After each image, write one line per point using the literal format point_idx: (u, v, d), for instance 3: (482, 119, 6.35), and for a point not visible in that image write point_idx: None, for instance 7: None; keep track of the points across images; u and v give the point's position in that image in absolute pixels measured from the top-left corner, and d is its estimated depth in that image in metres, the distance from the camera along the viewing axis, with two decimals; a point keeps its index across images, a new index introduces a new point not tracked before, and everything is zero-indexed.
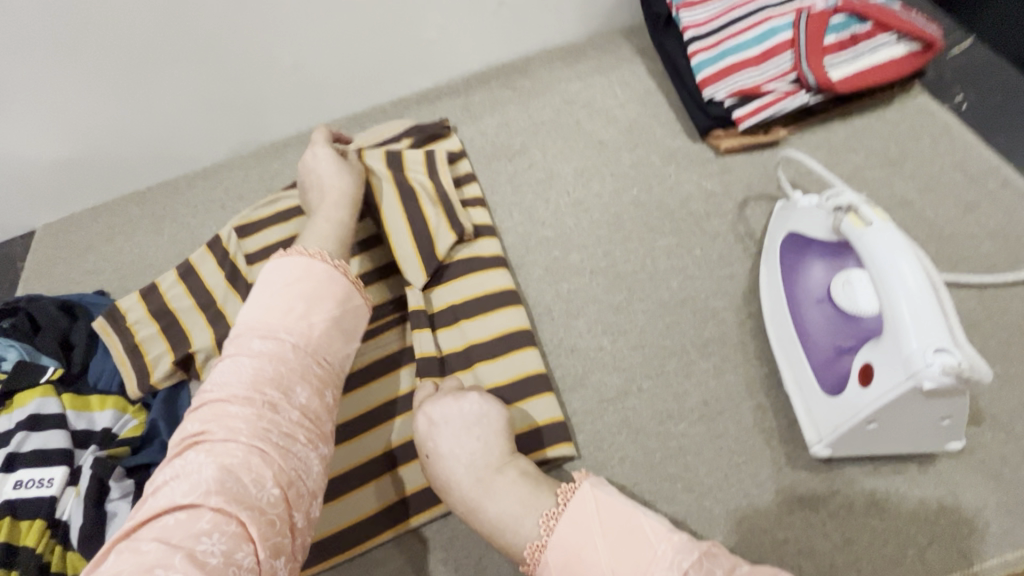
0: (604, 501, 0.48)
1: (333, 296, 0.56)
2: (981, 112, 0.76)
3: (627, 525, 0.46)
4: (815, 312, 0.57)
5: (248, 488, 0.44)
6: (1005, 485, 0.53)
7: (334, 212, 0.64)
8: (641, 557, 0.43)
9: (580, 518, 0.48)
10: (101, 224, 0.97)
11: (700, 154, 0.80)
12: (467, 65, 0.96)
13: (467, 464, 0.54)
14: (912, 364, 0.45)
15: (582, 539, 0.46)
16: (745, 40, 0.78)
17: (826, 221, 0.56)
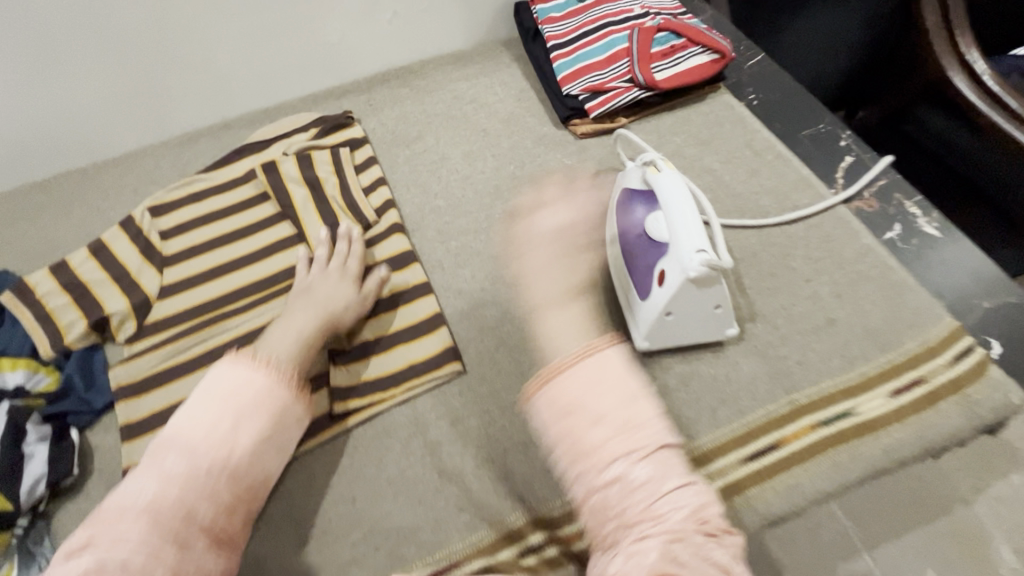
0: (620, 373, 0.49)
1: (269, 414, 0.61)
2: (764, 106, 1.00)
3: (641, 393, 0.49)
4: (637, 242, 0.73)
5: (182, 531, 0.53)
6: (770, 360, 0.73)
7: (301, 327, 0.71)
8: (644, 421, 0.47)
9: (602, 368, 0.48)
10: (1, 210, 0.99)
11: (563, 138, 0.98)
12: (368, 66, 1.10)
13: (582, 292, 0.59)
14: (682, 262, 0.64)
15: (596, 378, 0.48)
16: (593, 49, 0.99)
17: (640, 176, 0.75)
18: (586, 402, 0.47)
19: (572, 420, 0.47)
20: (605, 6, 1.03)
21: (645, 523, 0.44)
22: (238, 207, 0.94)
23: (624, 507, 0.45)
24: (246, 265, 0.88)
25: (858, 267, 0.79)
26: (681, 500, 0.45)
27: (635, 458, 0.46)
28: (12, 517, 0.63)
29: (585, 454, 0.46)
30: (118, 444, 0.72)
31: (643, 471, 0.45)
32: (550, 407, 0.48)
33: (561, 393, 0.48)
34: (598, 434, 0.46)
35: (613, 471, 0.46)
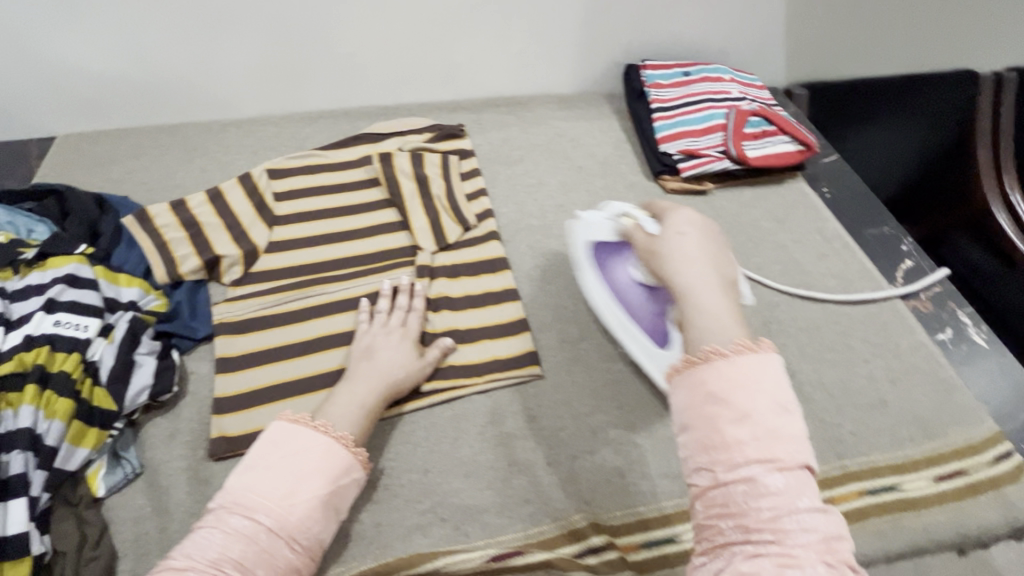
0: (778, 377, 0.50)
1: (325, 474, 0.62)
2: (835, 201, 1.10)
3: (791, 411, 0.49)
4: (635, 292, 0.78)
5: (256, 539, 0.57)
6: (824, 425, 0.78)
7: (361, 396, 0.71)
8: (789, 436, 0.47)
9: (756, 369, 0.50)
10: (131, 143, 1.07)
11: (652, 189, 1.07)
12: (485, 90, 1.20)
13: (688, 257, 0.59)
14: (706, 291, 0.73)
15: (749, 383, 0.49)
16: (693, 118, 1.10)
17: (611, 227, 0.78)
18: (730, 396, 0.48)
19: (711, 408, 0.48)
20: (706, 84, 1.15)
21: (764, 526, 0.43)
22: (349, 186, 1.02)
23: (746, 504, 0.45)
24: (353, 240, 0.94)
25: (912, 359, 0.85)
26: (813, 522, 0.43)
27: (770, 464, 0.46)
28: (112, 418, 0.67)
29: (717, 443, 0.47)
30: (212, 375, 0.77)
31: (778, 479, 0.45)
32: (709, 395, 0.49)
33: (701, 378, 0.50)
34: (739, 432, 0.47)
35: (746, 471, 0.45)
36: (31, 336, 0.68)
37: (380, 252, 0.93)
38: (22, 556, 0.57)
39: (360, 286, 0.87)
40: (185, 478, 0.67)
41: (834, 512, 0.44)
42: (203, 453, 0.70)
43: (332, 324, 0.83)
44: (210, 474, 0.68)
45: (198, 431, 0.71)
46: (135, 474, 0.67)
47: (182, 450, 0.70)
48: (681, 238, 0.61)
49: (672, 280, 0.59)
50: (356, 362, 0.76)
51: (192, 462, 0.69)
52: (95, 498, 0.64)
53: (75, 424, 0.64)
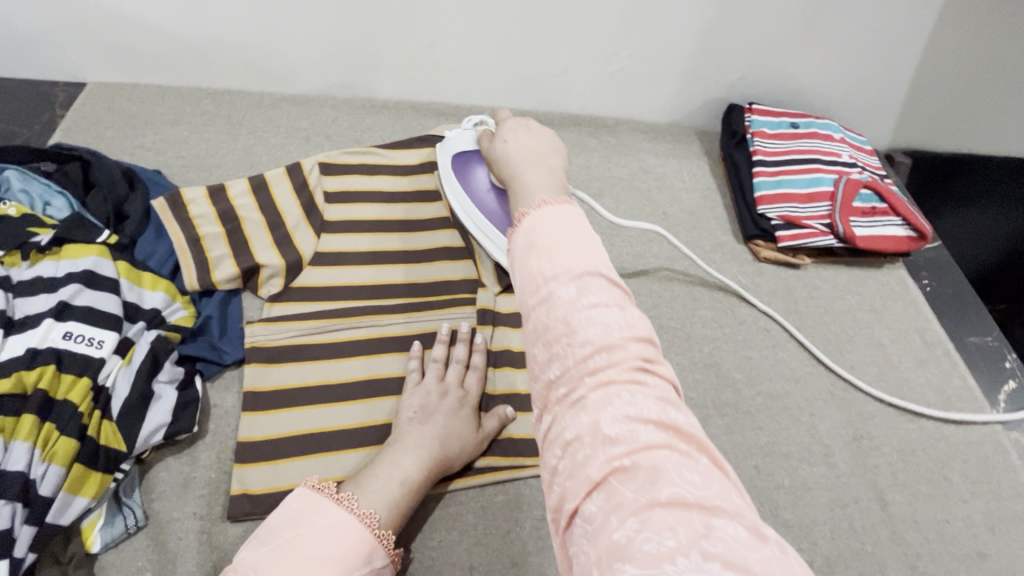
0: (562, 215, 0.45)
1: (340, 561, 0.51)
2: (936, 296, 0.99)
3: (583, 228, 0.44)
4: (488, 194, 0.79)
5: None
6: (916, 573, 0.69)
7: (408, 473, 0.60)
8: (583, 246, 0.43)
9: (549, 218, 0.45)
10: (170, 105, 0.95)
11: (741, 254, 0.96)
12: (568, 105, 1.08)
13: (533, 153, 0.54)
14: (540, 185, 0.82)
15: (550, 221, 0.44)
16: (798, 179, 0.98)
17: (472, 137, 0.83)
18: (537, 237, 0.43)
19: (526, 258, 0.43)
20: (816, 141, 1.03)
21: (563, 345, 0.39)
22: (409, 196, 0.89)
23: (544, 330, 0.40)
24: (407, 263, 0.82)
25: (1014, 505, 0.76)
26: (609, 322, 0.39)
27: (566, 276, 0.41)
28: (119, 462, 0.57)
29: (525, 283, 0.43)
30: (237, 411, 0.66)
31: (571, 290, 0.41)
32: (520, 250, 0.44)
33: (516, 237, 0.45)
34: (549, 265, 0.42)
35: (545, 292, 0.41)
36: (35, 350, 0.57)
37: (437, 282, 0.82)
38: None
39: (414, 323, 0.76)
40: (197, 543, 0.58)
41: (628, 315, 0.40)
42: (220, 512, 0.60)
43: (378, 366, 0.72)
44: (226, 540, 0.58)
45: (217, 483, 0.61)
46: (138, 527, 0.57)
47: (197, 504, 0.60)
48: (508, 140, 0.56)
49: (508, 177, 0.54)
50: (405, 425, 0.65)
51: (206, 521, 0.59)
52: (88, 554, 0.55)
53: (75, 467, 0.54)
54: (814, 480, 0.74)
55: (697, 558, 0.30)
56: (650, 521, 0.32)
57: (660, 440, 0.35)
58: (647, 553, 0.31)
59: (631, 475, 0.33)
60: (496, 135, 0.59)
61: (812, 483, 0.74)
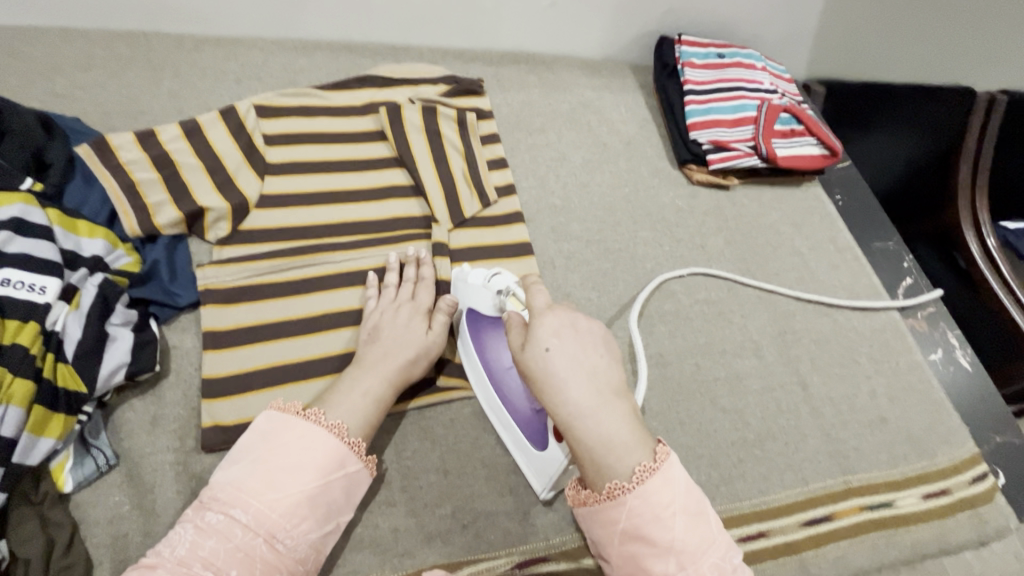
0: (667, 488, 0.48)
1: (312, 468, 0.55)
2: (847, 210, 1.10)
3: (694, 508, 0.48)
4: (513, 379, 0.67)
5: (233, 544, 0.50)
6: (831, 439, 0.80)
7: (371, 385, 0.63)
8: (701, 535, 0.47)
9: (653, 495, 0.48)
10: (78, 49, 0.88)
11: (676, 179, 1.03)
12: (504, 42, 1.08)
13: (588, 373, 0.50)
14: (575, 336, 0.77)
15: (656, 499, 0.47)
16: (724, 106, 1.04)
17: (492, 302, 0.68)
18: (648, 526, 0.47)
19: (639, 546, 0.48)
20: (740, 70, 1.09)
21: None
22: (354, 137, 0.89)
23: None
24: (358, 202, 0.83)
25: (909, 378, 0.89)
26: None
27: (677, 569, 0.46)
28: (82, 402, 0.56)
29: (645, 572, 0.48)
30: (199, 350, 0.66)
31: (678, 566, 0.46)
32: (620, 532, 0.49)
33: (619, 517, 0.49)
34: (662, 564, 0.47)
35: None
36: None
37: (389, 219, 0.83)
38: None
39: (370, 258, 0.78)
40: (174, 473, 0.59)
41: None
42: (194, 443, 0.61)
43: (339, 300, 0.73)
44: (203, 468, 0.60)
45: (186, 418, 0.62)
46: (109, 466, 0.58)
47: (168, 439, 0.61)
48: (549, 357, 0.50)
49: (552, 405, 0.50)
50: (365, 347, 0.67)
51: (181, 453, 0.60)
52: (61, 494, 0.55)
53: (35, 410, 0.53)
54: (746, 372, 0.83)
55: None
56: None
57: None
58: None
59: None
60: (529, 337, 0.52)
61: (744, 374, 0.83)
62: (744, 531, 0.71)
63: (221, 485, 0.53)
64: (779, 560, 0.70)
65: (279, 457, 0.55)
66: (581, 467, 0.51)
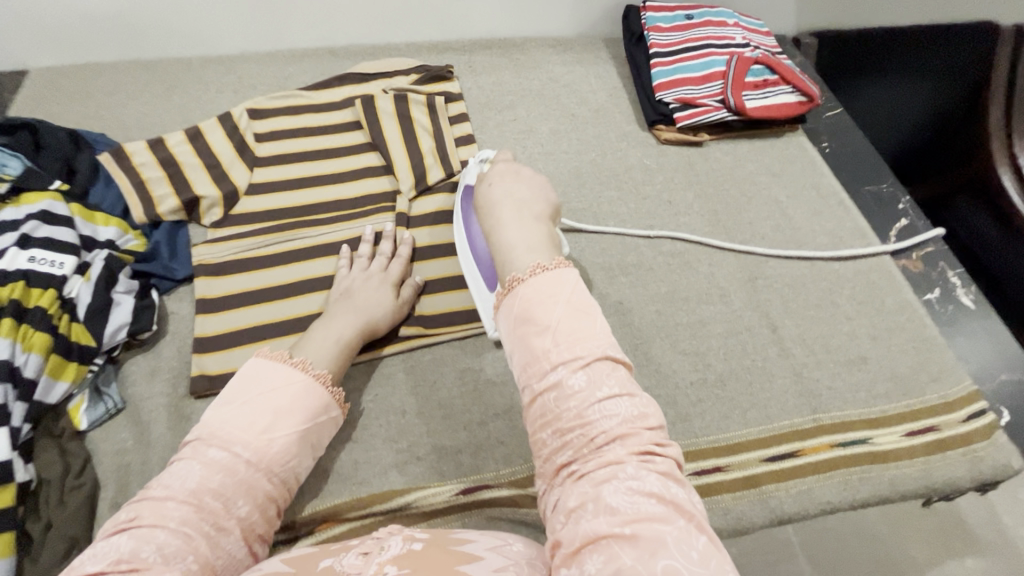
0: (565, 287, 0.57)
1: (301, 411, 0.61)
2: (835, 156, 1.07)
3: (588, 312, 0.56)
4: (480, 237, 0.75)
5: (233, 482, 0.55)
6: (801, 378, 0.78)
7: (341, 332, 0.70)
8: (585, 335, 0.54)
9: (551, 289, 0.56)
10: (107, 78, 1.04)
11: (646, 140, 1.04)
12: (475, 30, 1.15)
13: (515, 201, 0.67)
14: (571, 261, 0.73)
15: (545, 292, 0.56)
16: (691, 65, 1.05)
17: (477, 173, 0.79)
18: (535, 313, 0.55)
19: (528, 330, 0.55)
20: (709, 29, 1.10)
21: (573, 434, 0.52)
22: (333, 128, 0.98)
23: (560, 411, 0.53)
24: (334, 183, 0.92)
25: (896, 317, 0.85)
26: (620, 411, 0.52)
27: (575, 368, 0.53)
28: (92, 354, 0.67)
29: (534, 360, 0.55)
30: (193, 315, 0.77)
31: (580, 380, 0.53)
32: (517, 318, 0.56)
33: (516, 299, 0.57)
34: (544, 343, 0.54)
35: (554, 378, 0.53)
36: (6, 271, 0.67)
37: (363, 197, 0.91)
38: (6, 482, 0.58)
39: (345, 232, 0.86)
40: (167, 413, 0.69)
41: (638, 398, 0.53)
42: (184, 390, 0.71)
43: (315, 268, 0.82)
44: (192, 409, 0.70)
45: (178, 369, 0.72)
46: (117, 409, 0.68)
47: (164, 387, 0.71)
48: (491, 186, 0.70)
49: (491, 223, 0.67)
50: (335, 302, 0.75)
51: (173, 398, 0.70)
52: (78, 430, 0.66)
53: (53, 357, 0.65)
54: (710, 316, 0.83)
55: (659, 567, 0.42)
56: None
57: (659, 512, 0.46)
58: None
59: (633, 543, 0.43)
60: (485, 177, 0.73)
61: (708, 319, 0.83)
62: (700, 465, 0.71)
63: (217, 427, 0.57)
64: (736, 494, 0.70)
65: (273, 403, 0.59)
66: (496, 263, 0.63)
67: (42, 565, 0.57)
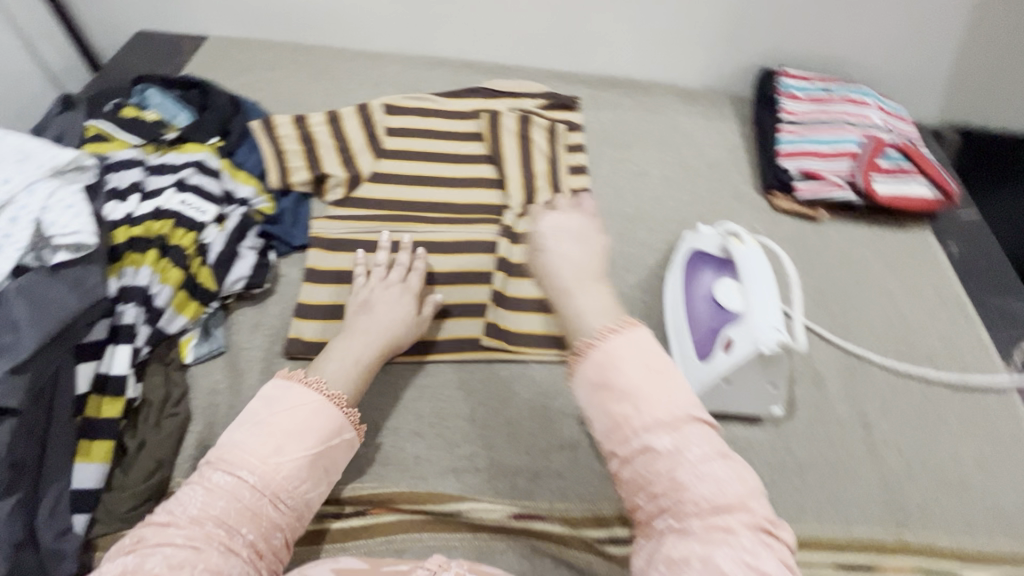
0: (638, 343, 0.52)
1: (313, 434, 0.59)
2: (964, 259, 0.99)
3: (669, 372, 0.51)
4: (703, 305, 0.77)
5: (240, 500, 0.53)
6: (889, 488, 0.72)
7: (360, 354, 0.69)
8: (667, 396, 0.50)
9: (625, 349, 0.52)
10: (268, 55, 1.14)
11: (759, 204, 1.02)
12: (605, 67, 1.17)
13: (575, 267, 0.62)
14: (757, 334, 0.66)
15: (621, 356, 0.51)
16: (822, 139, 1.02)
17: (716, 242, 0.79)
18: (620, 373, 0.50)
19: (606, 401, 0.51)
20: (847, 105, 1.06)
21: (671, 499, 0.47)
22: (457, 135, 1.03)
23: (651, 478, 0.48)
24: (448, 187, 0.96)
25: (1009, 449, 0.77)
26: (721, 482, 0.47)
27: (660, 430, 0.48)
28: (211, 298, 0.73)
29: (619, 430, 0.50)
30: (300, 281, 0.82)
31: (668, 444, 0.48)
32: (592, 386, 0.51)
33: (590, 370, 0.51)
34: (627, 410, 0.49)
35: (641, 444, 0.49)
36: (160, 209, 0.75)
37: (472, 205, 0.94)
38: (117, 394, 0.64)
39: (451, 233, 0.89)
40: (260, 367, 0.74)
41: (735, 459, 0.48)
42: (278, 348, 0.75)
43: None
44: (282, 368, 0.74)
45: (278, 328, 0.77)
46: (218, 351, 0.73)
47: (262, 341, 0.76)
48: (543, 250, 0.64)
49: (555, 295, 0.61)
50: (353, 314, 0.75)
51: (268, 354, 0.75)
52: (183, 363, 0.72)
53: (181, 293, 0.71)
54: (800, 399, 0.79)
55: None
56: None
57: None
58: None
59: None
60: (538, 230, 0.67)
61: (797, 401, 0.79)
62: None
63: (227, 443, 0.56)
64: None
65: (281, 418, 0.58)
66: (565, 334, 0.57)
67: (131, 479, 0.62)
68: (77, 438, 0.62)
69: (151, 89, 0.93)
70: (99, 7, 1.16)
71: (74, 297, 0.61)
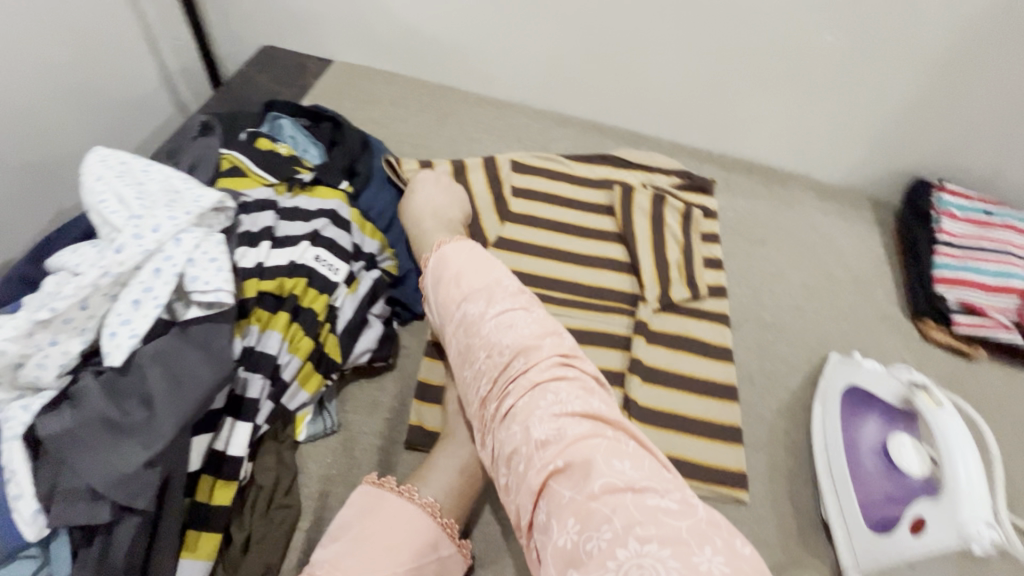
0: (472, 249, 0.62)
1: (407, 547, 0.51)
2: None
3: (490, 266, 0.60)
4: (871, 460, 0.69)
5: None
6: None
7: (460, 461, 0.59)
8: (479, 274, 0.58)
9: (459, 255, 0.62)
10: (392, 90, 1.10)
11: (906, 331, 0.93)
12: (742, 150, 1.10)
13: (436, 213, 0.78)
14: (967, 529, 0.57)
15: (453, 257, 0.62)
16: (984, 269, 0.92)
17: (893, 390, 0.70)
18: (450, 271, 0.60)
19: (444, 291, 0.59)
20: (1011, 233, 0.96)
21: (485, 361, 0.53)
22: (586, 207, 0.95)
23: (467, 342, 0.55)
24: (576, 265, 0.89)
25: None
26: (522, 332, 0.53)
27: (475, 299, 0.57)
28: (334, 371, 0.67)
29: (446, 310, 0.58)
30: (420, 357, 0.75)
31: (478, 308, 0.56)
32: (435, 284, 0.61)
33: (435, 271, 0.62)
34: (455, 294, 0.58)
35: (460, 315, 0.57)
36: (293, 263, 0.68)
37: (601, 289, 0.87)
38: (230, 478, 0.57)
39: (580, 319, 0.83)
40: (379, 456, 0.67)
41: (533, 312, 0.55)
42: (399, 436, 0.69)
43: None
44: (399, 461, 0.67)
45: (398, 410, 0.70)
46: (332, 430, 0.67)
47: (380, 424, 0.69)
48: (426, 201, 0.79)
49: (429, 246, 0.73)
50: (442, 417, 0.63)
51: (387, 441, 0.68)
52: (296, 441, 0.65)
53: (306, 366, 0.65)
54: None
55: (632, 542, 0.38)
56: (588, 521, 0.40)
57: (585, 433, 0.46)
58: (587, 552, 0.39)
59: (569, 474, 0.43)
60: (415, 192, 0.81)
61: None
62: None
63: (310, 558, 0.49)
64: None
65: (374, 526, 0.51)
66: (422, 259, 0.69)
67: None
68: (183, 528, 0.55)
69: (284, 120, 0.88)
70: (229, 19, 1.12)
71: (206, 366, 0.54)
